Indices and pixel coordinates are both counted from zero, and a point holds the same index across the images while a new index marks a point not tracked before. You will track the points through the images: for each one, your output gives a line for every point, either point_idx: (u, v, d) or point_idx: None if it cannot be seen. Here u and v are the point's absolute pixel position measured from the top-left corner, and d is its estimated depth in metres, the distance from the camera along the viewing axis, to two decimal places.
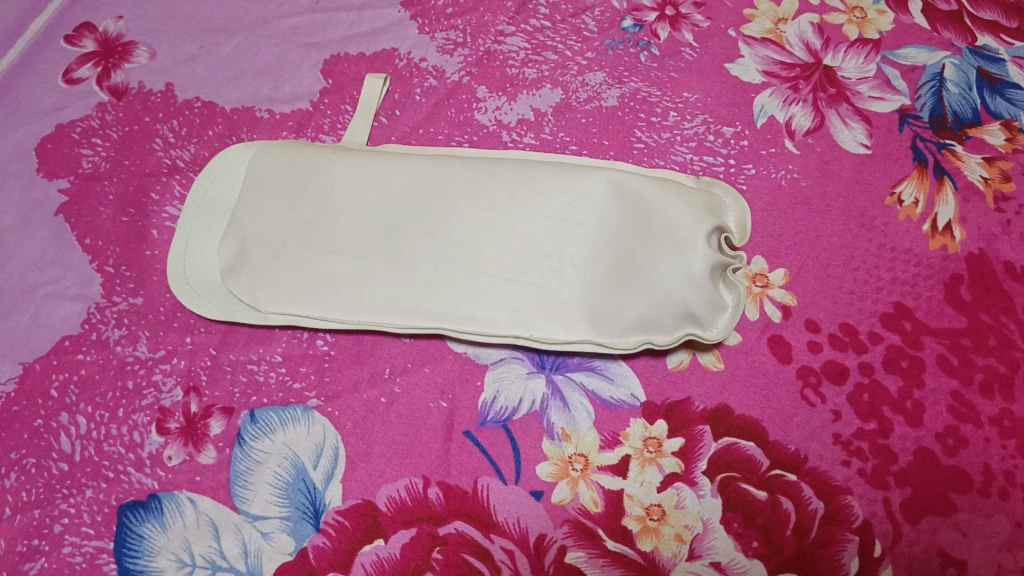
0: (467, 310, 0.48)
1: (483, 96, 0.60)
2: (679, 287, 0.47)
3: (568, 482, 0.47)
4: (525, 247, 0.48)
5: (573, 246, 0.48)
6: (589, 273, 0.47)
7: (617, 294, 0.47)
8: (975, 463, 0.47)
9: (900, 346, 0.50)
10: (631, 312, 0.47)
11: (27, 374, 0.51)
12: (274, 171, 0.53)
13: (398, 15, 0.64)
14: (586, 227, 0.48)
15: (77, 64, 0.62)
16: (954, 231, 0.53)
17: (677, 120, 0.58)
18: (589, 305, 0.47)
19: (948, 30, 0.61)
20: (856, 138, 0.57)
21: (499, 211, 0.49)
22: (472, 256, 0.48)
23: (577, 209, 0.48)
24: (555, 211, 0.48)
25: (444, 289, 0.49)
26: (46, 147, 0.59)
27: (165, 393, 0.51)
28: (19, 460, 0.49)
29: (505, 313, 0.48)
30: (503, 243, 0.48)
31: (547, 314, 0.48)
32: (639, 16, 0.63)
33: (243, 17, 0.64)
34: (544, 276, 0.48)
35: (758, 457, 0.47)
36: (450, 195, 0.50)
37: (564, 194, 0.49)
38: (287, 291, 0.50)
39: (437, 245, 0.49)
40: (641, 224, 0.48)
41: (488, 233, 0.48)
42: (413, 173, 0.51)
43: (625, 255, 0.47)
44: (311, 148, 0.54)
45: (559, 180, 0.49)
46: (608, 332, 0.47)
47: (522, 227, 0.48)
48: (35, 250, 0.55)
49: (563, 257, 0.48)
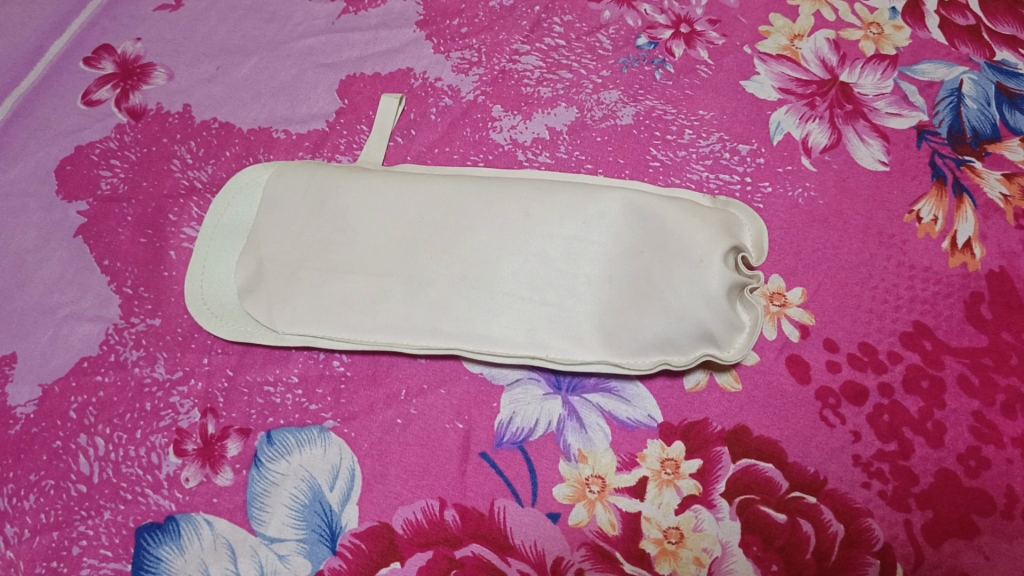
0: (482, 330, 0.48)
1: (499, 115, 0.60)
2: (696, 307, 0.47)
3: (585, 504, 0.47)
4: (540, 267, 0.48)
5: (589, 265, 0.47)
6: (605, 293, 0.47)
7: (634, 314, 0.47)
8: (998, 485, 0.46)
9: (920, 366, 0.49)
10: (648, 332, 0.47)
11: (46, 396, 0.52)
12: (292, 191, 0.53)
13: (414, 34, 0.64)
14: (602, 246, 0.48)
15: (96, 85, 0.63)
16: (974, 249, 0.53)
17: (693, 137, 0.58)
18: (604, 325, 0.47)
19: (966, 45, 0.61)
20: (874, 154, 0.57)
21: (515, 230, 0.49)
22: (487, 275, 0.48)
23: (593, 228, 0.48)
24: (570, 230, 0.48)
25: (459, 309, 0.48)
26: (66, 169, 0.60)
27: (182, 414, 0.51)
28: (38, 482, 0.49)
29: (521, 333, 0.48)
30: (518, 263, 0.48)
31: (563, 334, 0.47)
32: (654, 34, 0.63)
33: (260, 38, 0.65)
34: (560, 295, 0.48)
35: (777, 479, 0.47)
36: (466, 216, 0.50)
37: (579, 213, 0.49)
38: (303, 311, 0.50)
39: (453, 264, 0.49)
40: (657, 244, 0.48)
41: (504, 253, 0.48)
42: (429, 193, 0.51)
43: (641, 274, 0.47)
44: (328, 169, 0.54)
45: (575, 199, 0.49)
46: (625, 352, 0.47)
47: (538, 246, 0.48)
48: (55, 272, 0.56)
49: (579, 276, 0.47)
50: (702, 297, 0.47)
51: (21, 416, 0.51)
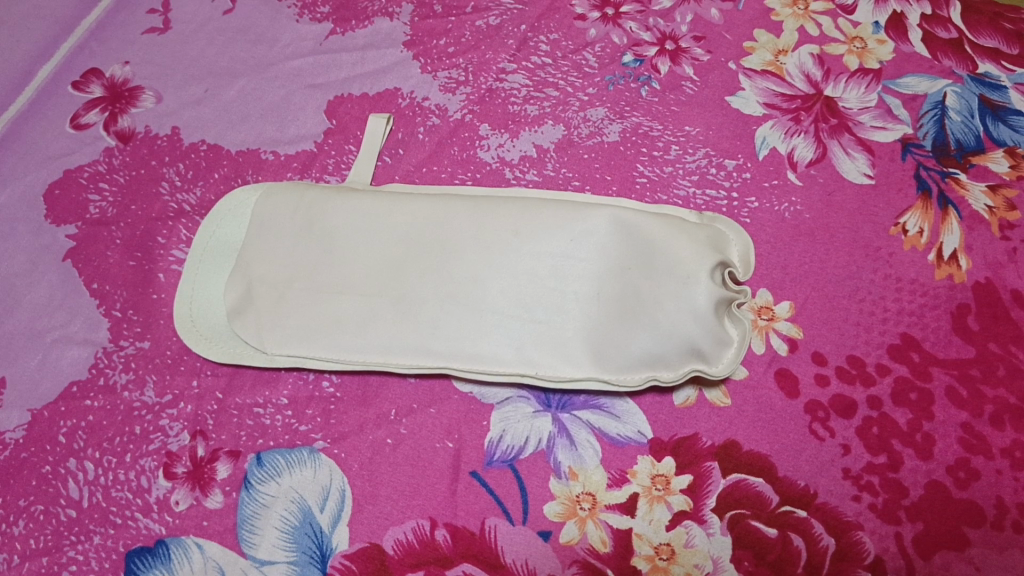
0: (472, 349, 0.48)
1: (486, 134, 0.61)
2: (685, 323, 0.47)
3: (576, 522, 0.47)
4: (528, 284, 0.48)
5: (577, 282, 0.48)
6: (594, 310, 0.47)
7: (624, 331, 0.47)
8: (988, 496, 0.46)
9: (909, 378, 0.50)
10: (638, 349, 0.47)
11: (35, 421, 0.52)
12: (281, 213, 0.53)
13: (401, 54, 0.65)
14: (591, 264, 0.48)
15: (84, 109, 0.63)
16: (960, 261, 0.53)
17: (679, 153, 0.59)
18: (594, 342, 0.47)
19: (949, 58, 0.62)
20: (859, 168, 0.57)
21: (503, 248, 0.49)
22: (475, 293, 0.48)
23: (580, 246, 0.48)
24: (558, 248, 0.48)
25: (449, 328, 0.48)
26: (54, 193, 0.60)
27: (172, 437, 0.51)
28: (28, 507, 0.49)
29: (511, 351, 0.48)
30: (507, 280, 0.48)
31: (554, 352, 0.47)
32: (639, 51, 0.64)
33: (248, 60, 0.65)
34: (549, 313, 0.48)
35: (768, 494, 0.47)
36: (454, 235, 0.50)
37: (567, 231, 0.49)
38: (293, 332, 0.50)
39: (442, 283, 0.49)
40: (644, 260, 0.48)
41: (493, 271, 0.49)
42: (417, 213, 0.51)
43: (630, 291, 0.47)
44: (315, 190, 0.54)
45: (563, 217, 0.49)
46: (615, 369, 0.47)
47: (526, 264, 0.48)
48: (44, 296, 0.56)
49: (567, 293, 0.48)
50: (690, 312, 0.47)
51: (10, 441, 0.51)
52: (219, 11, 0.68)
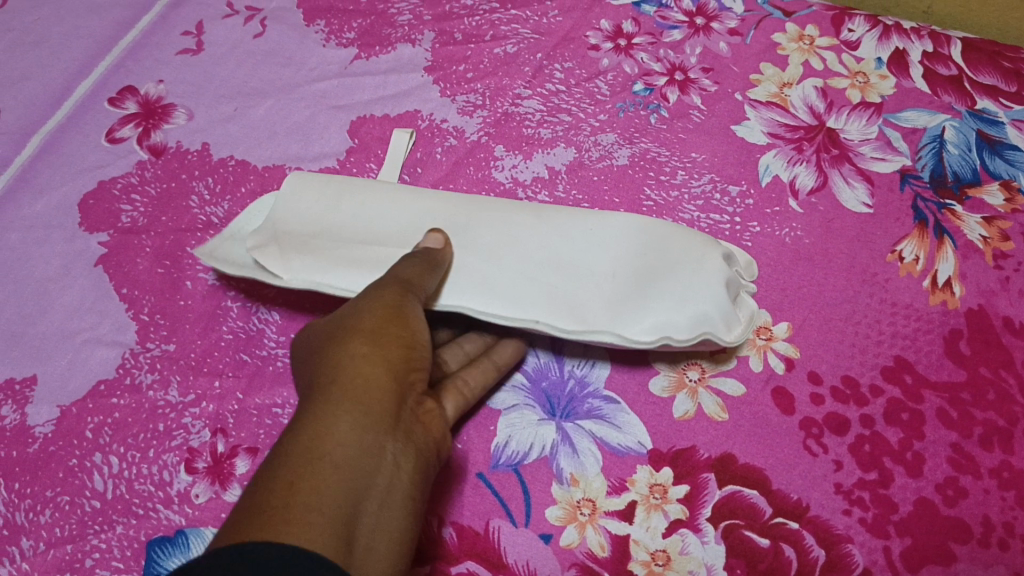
0: (490, 301, 0.50)
1: (500, 155, 0.63)
2: (699, 296, 0.49)
3: (576, 526, 0.49)
4: (552, 255, 0.51)
5: (598, 256, 0.50)
6: (611, 283, 0.50)
7: (638, 301, 0.50)
8: (974, 514, 0.48)
9: (901, 399, 0.51)
10: (649, 318, 0.49)
11: (63, 417, 0.54)
12: (315, 189, 0.55)
13: (422, 79, 0.68)
14: (611, 244, 0.51)
15: (120, 124, 0.67)
16: (954, 288, 0.55)
17: (685, 178, 0.61)
18: (608, 306, 0.49)
19: (948, 94, 0.64)
20: (859, 197, 0.59)
21: (529, 226, 0.52)
22: (500, 257, 0.51)
23: (602, 229, 0.51)
24: (582, 228, 0.51)
25: (470, 281, 0.51)
26: (89, 203, 0.63)
27: (193, 434, 0.53)
28: (55, 497, 0.52)
29: (529, 306, 0.50)
30: (530, 250, 0.51)
31: (568, 310, 0.50)
32: (650, 81, 0.67)
33: (276, 81, 0.69)
34: (567, 279, 0.50)
35: (762, 506, 0.49)
36: (484, 213, 0.53)
37: (589, 218, 0.52)
38: (321, 266, 0.53)
39: (469, 249, 0.52)
40: (661, 244, 0.51)
41: (517, 242, 0.52)
42: (450, 195, 0.55)
43: (647, 269, 0.50)
44: (347, 175, 0.57)
45: (586, 210, 0.53)
46: (627, 330, 0.49)
47: (552, 237, 0.51)
48: (76, 299, 0.59)
49: (588, 266, 0.50)
50: (705, 288, 0.49)
51: (39, 435, 0.54)
52: (250, 35, 0.71)
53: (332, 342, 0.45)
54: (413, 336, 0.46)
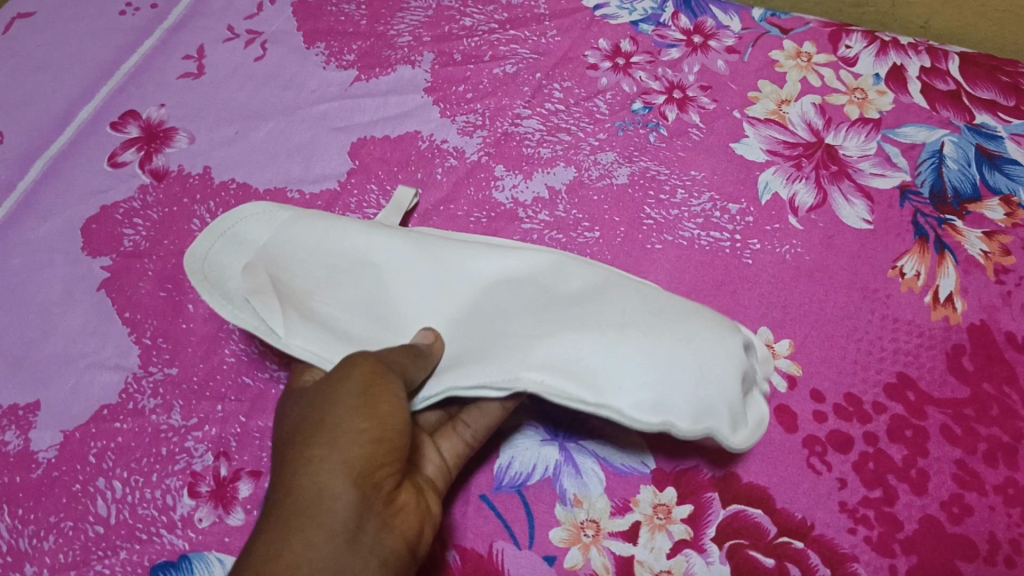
0: (477, 371, 0.45)
1: (501, 175, 0.63)
2: (711, 369, 0.42)
3: (579, 548, 0.49)
4: (549, 322, 0.46)
5: (601, 322, 0.44)
6: (614, 348, 0.43)
7: (642, 369, 0.42)
8: (980, 532, 0.48)
9: (904, 416, 0.51)
10: (650, 387, 0.42)
11: (67, 442, 0.54)
12: (311, 237, 0.53)
13: (422, 100, 0.68)
14: (619, 312, 0.45)
15: (122, 148, 0.67)
16: (955, 303, 0.55)
17: (685, 197, 0.61)
18: (606, 375, 0.42)
19: (947, 109, 0.64)
20: (858, 214, 0.59)
21: (529, 295, 0.48)
22: (498, 327, 0.47)
23: (608, 298, 0.46)
24: (586, 296, 0.47)
25: (464, 355, 0.47)
26: (91, 227, 0.63)
27: (196, 457, 0.53)
28: (58, 523, 0.51)
29: (518, 373, 0.44)
30: (528, 318, 0.47)
31: (560, 376, 0.43)
32: (648, 99, 0.67)
33: (277, 104, 0.69)
34: (563, 345, 0.44)
35: (766, 525, 0.48)
36: (483, 275, 0.50)
37: (593, 285, 0.47)
38: (315, 338, 0.51)
39: (466, 319, 0.49)
40: (672, 312, 0.45)
41: (516, 311, 0.47)
42: (448, 250, 0.51)
43: (654, 332, 0.43)
44: (342, 226, 0.53)
45: (592, 275, 0.48)
46: (626, 405, 0.42)
47: (557, 302, 0.47)
48: (78, 323, 0.59)
49: (589, 330, 0.44)
50: (720, 362, 0.42)
51: (43, 460, 0.54)
52: (250, 58, 0.72)
53: (300, 437, 0.42)
54: (383, 421, 0.41)
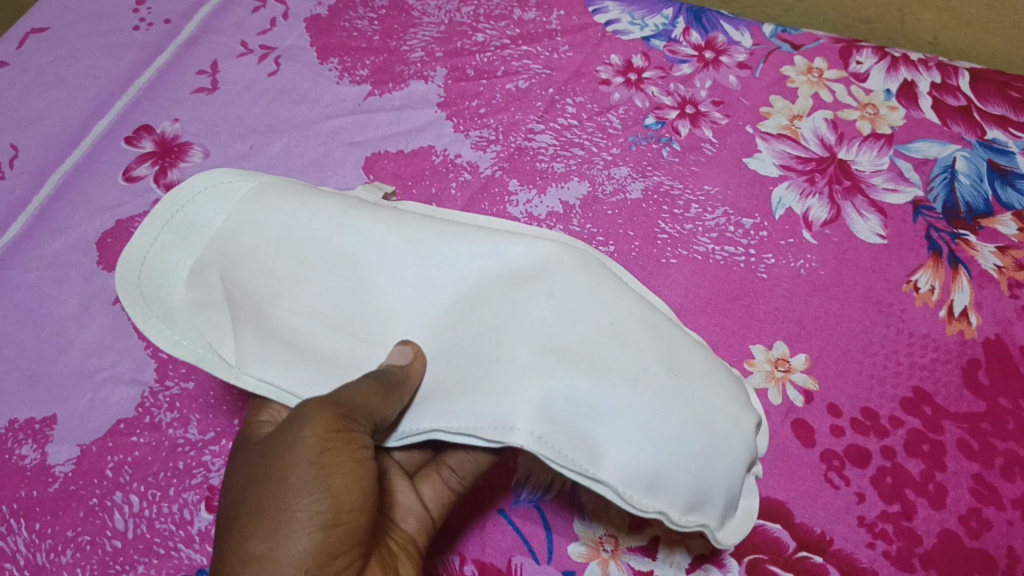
0: (465, 409, 0.40)
1: (515, 189, 0.64)
2: (715, 469, 0.39)
3: (599, 562, 0.48)
4: (554, 354, 0.40)
5: (614, 374, 0.39)
6: (623, 415, 0.39)
7: (652, 447, 0.38)
8: (999, 546, 0.48)
9: (921, 430, 0.51)
10: (656, 470, 0.38)
11: (83, 456, 0.54)
12: (272, 228, 0.46)
13: (435, 114, 0.68)
14: (631, 365, 0.40)
15: (136, 163, 0.67)
16: (970, 318, 0.56)
17: (699, 212, 0.61)
18: (611, 443, 0.38)
19: (958, 125, 0.65)
20: (872, 228, 0.60)
21: (529, 312, 0.42)
22: (492, 348, 0.41)
23: (623, 340, 0.40)
24: (597, 327, 0.41)
25: (449, 381, 0.42)
26: (107, 242, 0.63)
27: (213, 472, 0.53)
28: (75, 537, 0.51)
29: (515, 419, 0.39)
30: (528, 343, 0.40)
31: (562, 435, 0.38)
32: (661, 114, 0.67)
33: (291, 119, 0.69)
34: (569, 393, 0.39)
35: (786, 540, 0.48)
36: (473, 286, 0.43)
37: (606, 316, 0.41)
38: (278, 365, 0.46)
39: (450, 333, 0.43)
40: (685, 379, 0.40)
41: (512, 331, 0.41)
42: (431, 252, 0.44)
43: (667, 402, 0.39)
44: (310, 218, 0.46)
45: (603, 299, 0.42)
46: (628, 481, 0.38)
47: (563, 328, 0.41)
48: (94, 337, 0.59)
49: (600, 382, 0.39)
50: (724, 457, 0.40)
51: (59, 475, 0.54)
52: (264, 73, 0.72)
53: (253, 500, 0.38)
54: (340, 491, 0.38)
